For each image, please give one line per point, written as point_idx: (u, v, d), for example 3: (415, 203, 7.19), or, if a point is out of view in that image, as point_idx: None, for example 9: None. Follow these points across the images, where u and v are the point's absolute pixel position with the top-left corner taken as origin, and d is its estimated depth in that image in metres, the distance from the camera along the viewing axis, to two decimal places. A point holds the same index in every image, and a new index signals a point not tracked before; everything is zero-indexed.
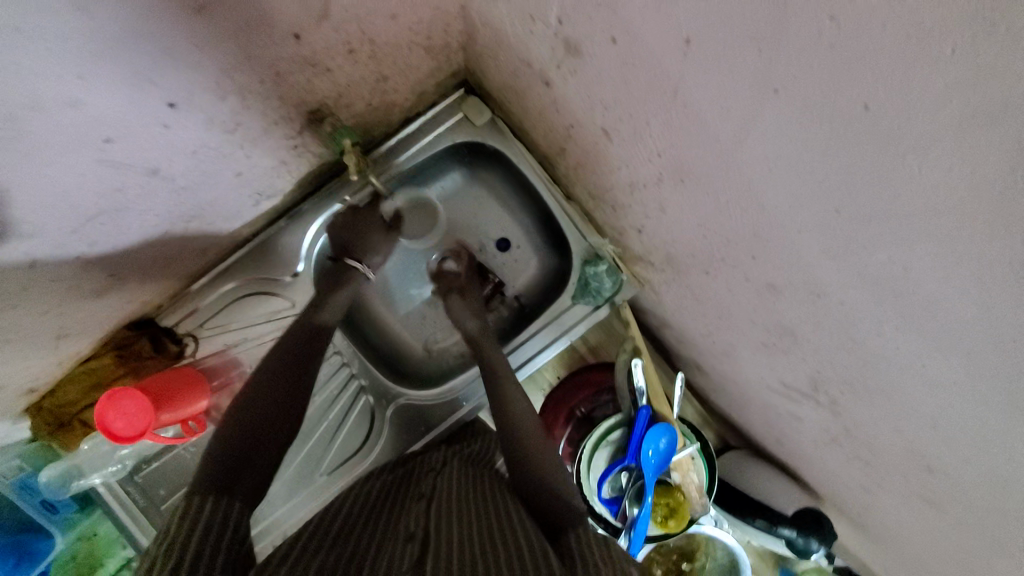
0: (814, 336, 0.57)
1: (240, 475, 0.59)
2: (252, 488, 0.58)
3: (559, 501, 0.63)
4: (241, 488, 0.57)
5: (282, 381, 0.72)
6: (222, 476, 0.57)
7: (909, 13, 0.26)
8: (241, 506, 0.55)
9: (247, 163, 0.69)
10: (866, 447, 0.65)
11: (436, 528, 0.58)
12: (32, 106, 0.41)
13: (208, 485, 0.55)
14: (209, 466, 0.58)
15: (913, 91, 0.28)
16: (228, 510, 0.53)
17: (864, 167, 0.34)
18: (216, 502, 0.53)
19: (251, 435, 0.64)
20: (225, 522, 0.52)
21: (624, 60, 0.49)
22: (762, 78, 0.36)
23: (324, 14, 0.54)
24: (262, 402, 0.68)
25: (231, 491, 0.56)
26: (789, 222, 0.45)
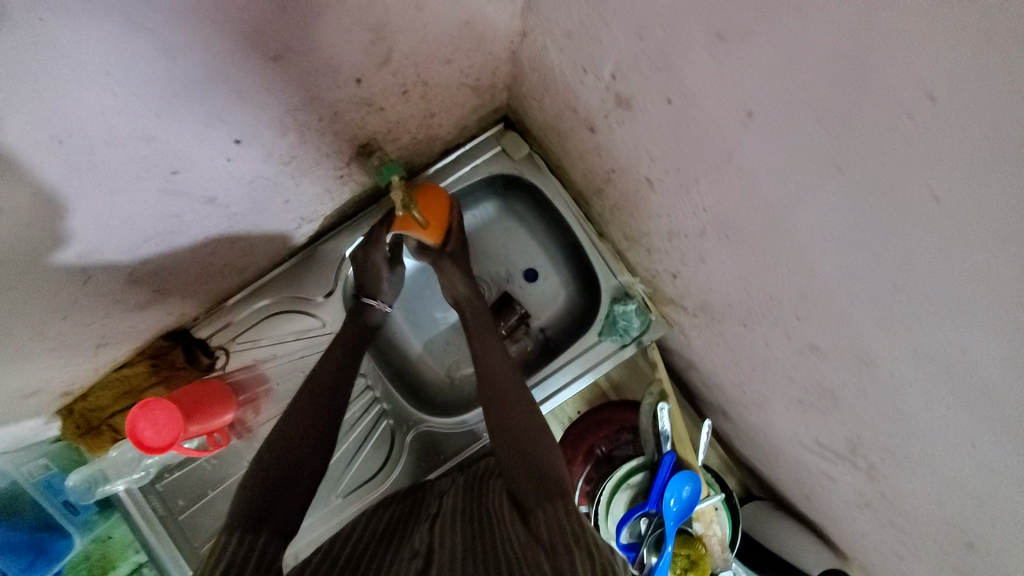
0: (856, 401, 0.55)
1: (272, 510, 0.62)
2: (282, 522, 0.61)
3: (555, 490, 0.60)
4: (271, 522, 0.60)
5: (309, 404, 0.75)
6: (255, 510, 0.61)
7: (986, 118, 0.26)
8: (270, 540, 0.58)
9: (295, 191, 0.71)
10: (901, 512, 0.63)
11: (441, 549, 0.59)
12: (110, 142, 0.42)
13: (240, 519, 0.59)
14: (246, 499, 0.62)
15: (990, 187, 0.28)
16: (256, 544, 0.56)
17: (927, 253, 0.34)
18: (245, 535, 0.57)
19: (277, 464, 0.67)
20: (253, 556, 0.55)
21: (679, 119, 0.50)
22: (827, 156, 0.37)
23: (386, 61, 0.56)
24: (288, 428, 0.71)
25: (261, 525, 0.59)
26: (840, 291, 0.45)
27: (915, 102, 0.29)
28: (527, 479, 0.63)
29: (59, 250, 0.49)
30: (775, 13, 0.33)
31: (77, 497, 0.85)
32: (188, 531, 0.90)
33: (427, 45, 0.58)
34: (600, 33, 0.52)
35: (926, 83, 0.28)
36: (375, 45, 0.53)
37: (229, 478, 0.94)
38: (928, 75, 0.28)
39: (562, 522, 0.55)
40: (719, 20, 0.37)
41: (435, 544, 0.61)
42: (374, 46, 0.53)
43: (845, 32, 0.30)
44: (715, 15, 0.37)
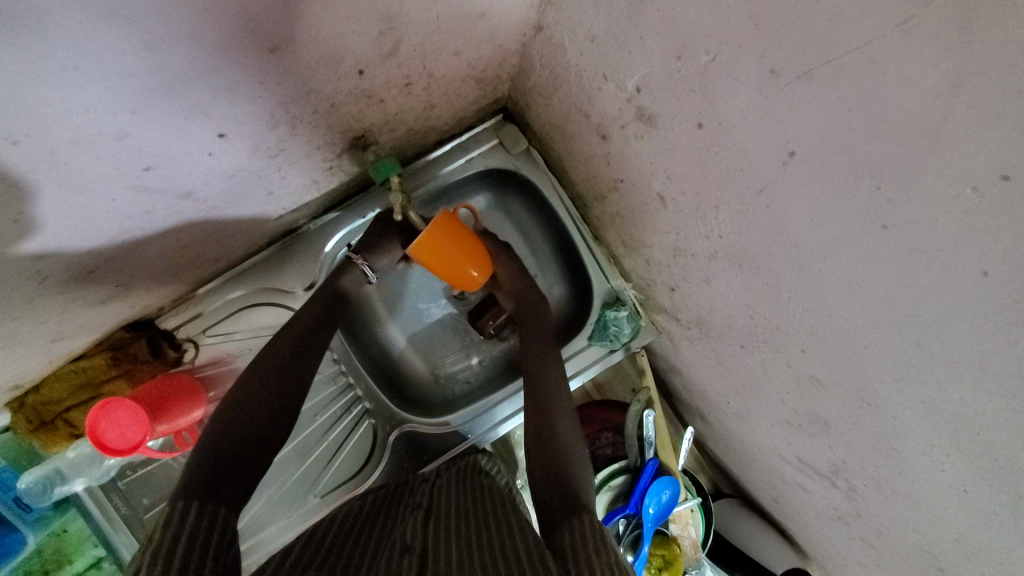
0: (848, 433, 0.55)
1: (231, 478, 0.55)
2: (237, 495, 0.54)
3: (571, 507, 0.58)
4: (230, 493, 0.53)
5: (284, 362, 0.67)
6: (208, 479, 0.53)
7: None
8: (229, 514, 0.51)
9: (280, 182, 0.65)
10: (874, 532, 0.62)
11: (433, 545, 0.56)
12: (74, 139, 0.38)
13: (195, 488, 0.51)
14: (199, 468, 0.54)
15: None
16: (215, 517, 0.50)
17: (964, 319, 0.34)
18: (203, 507, 0.49)
19: (244, 427, 0.60)
20: (216, 528, 0.48)
21: (707, 145, 0.48)
22: (871, 213, 0.36)
23: (392, 52, 0.51)
24: (258, 392, 0.63)
25: (219, 496, 0.52)
26: (856, 335, 0.45)
27: (988, 179, 0.28)
28: (546, 498, 0.61)
29: (20, 243, 0.43)
30: (844, 61, 0.31)
31: (30, 498, 0.79)
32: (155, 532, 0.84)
33: (437, 37, 0.53)
34: (629, 42, 0.49)
35: (999, 166, 0.27)
36: (383, 35, 0.48)
37: None
38: (1009, 156, 0.26)
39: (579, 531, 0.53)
40: (776, 56, 0.36)
41: (427, 542, 0.57)
42: (382, 37, 0.48)
43: (928, 98, 0.28)
44: (771, 50, 0.36)
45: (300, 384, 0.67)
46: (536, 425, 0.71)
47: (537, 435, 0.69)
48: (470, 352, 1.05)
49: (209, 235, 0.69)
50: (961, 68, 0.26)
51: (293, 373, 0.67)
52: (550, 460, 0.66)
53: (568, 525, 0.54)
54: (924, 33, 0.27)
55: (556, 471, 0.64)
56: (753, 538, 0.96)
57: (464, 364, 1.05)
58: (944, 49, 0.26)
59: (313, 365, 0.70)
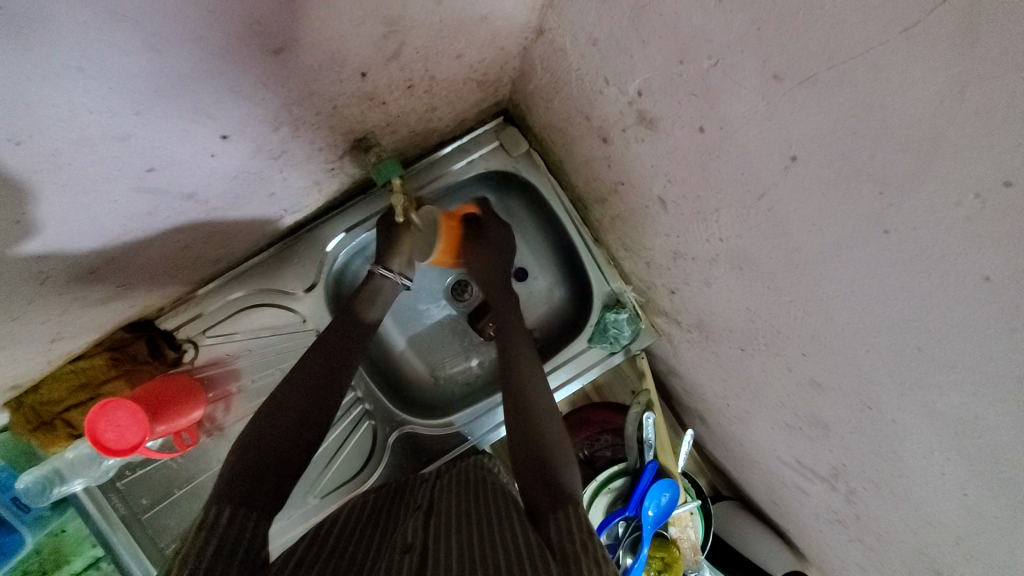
0: (848, 436, 0.56)
1: (263, 478, 0.55)
2: (269, 498, 0.54)
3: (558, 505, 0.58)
4: (264, 496, 0.54)
5: (310, 367, 0.67)
6: (243, 483, 0.54)
7: None
8: (260, 520, 0.51)
9: (281, 184, 0.65)
10: (874, 535, 0.62)
11: (433, 543, 0.56)
12: (77, 140, 0.38)
13: (228, 492, 0.52)
14: (234, 472, 0.55)
15: None
16: (247, 523, 0.50)
17: (966, 323, 0.34)
18: (233, 512, 0.50)
19: (278, 432, 0.60)
20: (245, 533, 0.49)
21: (708, 149, 0.48)
22: (872, 217, 0.36)
23: (394, 55, 0.51)
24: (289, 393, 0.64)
25: (252, 501, 0.52)
26: (857, 340, 0.45)
27: (990, 185, 0.28)
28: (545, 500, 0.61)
29: (22, 243, 0.43)
30: (846, 66, 0.32)
31: (28, 499, 0.79)
32: (154, 533, 0.84)
33: (440, 40, 0.53)
34: (631, 46, 0.49)
35: (1001, 172, 0.27)
36: (386, 38, 0.48)
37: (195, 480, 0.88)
38: (1012, 163, 0.26)
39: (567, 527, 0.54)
40: (779, 61, 0.36)
41: (428, 540, 0.57)
42: (385, 39, 0.48)
43: (931, 104, 0.28)
44: (773, 55, 0.36)
45: (333, 389, 0.67)
46: (517, 422, 0.70)
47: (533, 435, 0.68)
48: (470, 353, 1.05)
49: (210, 236, 0.69)
50: (964, 75, 0.26)
51: (321, 374, 0.68)
52: (540, 459, 0.65)
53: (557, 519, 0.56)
54: (927, 39, 0.27)
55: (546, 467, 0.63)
56: (752, 540, 0.96)
57: (464, 366, 1.05)
58: (947, 55, 0.27)
59: (314, 366, 0.70)
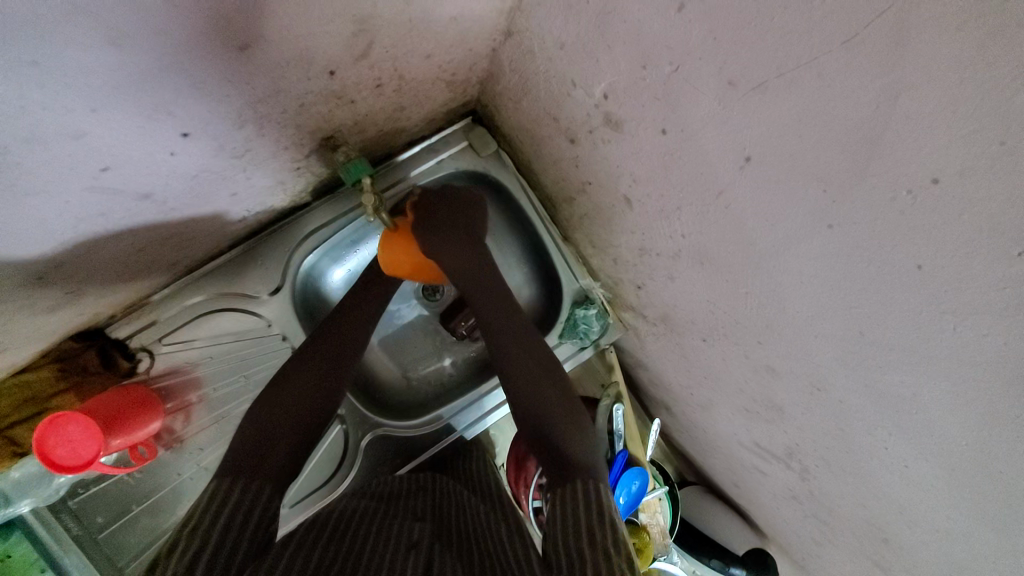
0: (801, 418, 0.60)
1: (272, 452, 0.58)
2: (277, 472, 0.57)
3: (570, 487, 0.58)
4: (274, 471, 0.57)
5: (315, 357, 0.68)
6: (252, 458, 0.57)
7: (965, 205, 0.30)
8: (273, 492, 0.55)
9: (244, 183, 0.64)
10: (826, 508, 0.67)
11: (439, 548, 0.54)
12: (27, 138, 0.36)
13: (241, 467, 0.55)
14: (246, 441, 0.58)
15: (965, 259, 0.32)
16: (256, 497, 0.53)
17: (901, 307, 0.37)
18: (242, 488, 0.53)
19: (290, 410, 0.63)
20: (258, 505, 0.52)
21: (671, 150, 0.51)
22: (818, 214, 0.39)
23: (364, 54, 0.51)
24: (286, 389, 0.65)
25: (262, 473, 0.55)
26: (808, 327, 0.48)
27: (920, 183, 0.31)
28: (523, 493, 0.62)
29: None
30: (794, 75, 0.34)
31: None
32: (112, 552, 0.81)
33: (409, 39, 0.54)
34: (597, 51, 0.51)
35: (929, 169, 0.30)
36: (356, 36, 0.48)
37: (158, 493, 0.85)
38: (940, 162, 0.30)
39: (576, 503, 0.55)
40: (734, 69, 0.38)
41: (435, 541, 0.55)
42: (355, 38, 0.48)
43: (869, 109, 0.32)
44: (728, 63, 0.39)
45: (335, 380, 0.68)
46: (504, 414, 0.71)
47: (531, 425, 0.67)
48: (442, 353, 1.05)
49: (167, 238, 0.66)
50: (894, 84, 0.30)
51: (320, 374, 0.67)
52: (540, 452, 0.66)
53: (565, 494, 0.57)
54: (864, 50, 0.30)
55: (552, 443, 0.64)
56: (716, 522, 1.01)
57: (437, 366, 1.05)
58: (881, 65, 0.30)
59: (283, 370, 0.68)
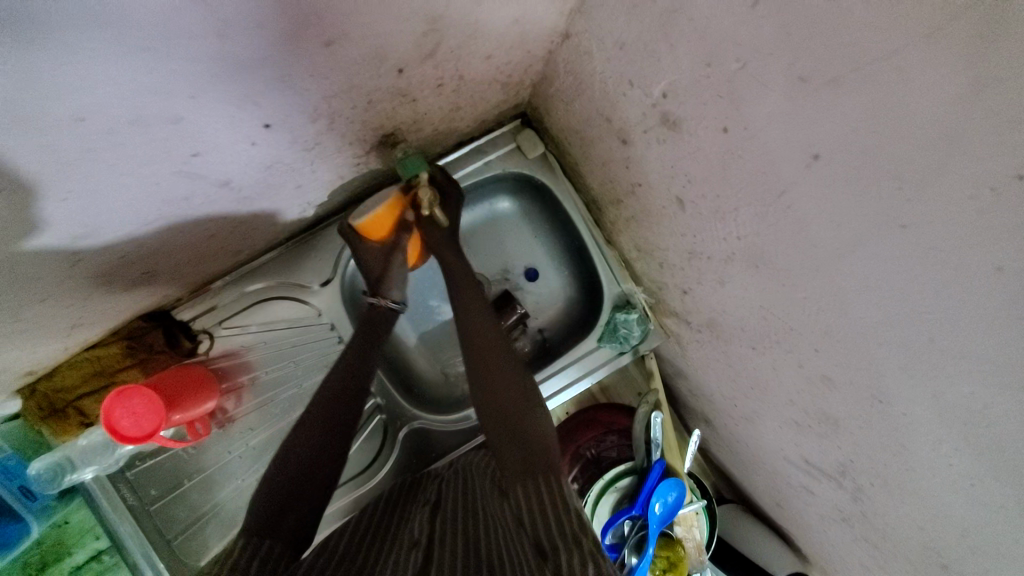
0: (857, 431, 0.57)
1: (285, 513, 0.60)
2: (291, 527, 0.59)
3: (556, 491, 0.56)
4: (287, 527, 0.59)
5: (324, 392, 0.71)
6: (269, 512, 0.59)
7: None
8: (280, 548, 0.56)
9: (309, 176, 0.67)
10: (879, 532, 0.63)
11: (439, 541, 0.58)
12: (134, 121, 0.39)
13: (256, 523, 0.58)
14: (264, 498, 0.61)
15: None
16: (261, 549, 0.55)
17: (979, 313, 0.36)
18: (257, 541, 0.55)
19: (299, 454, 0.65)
20: (259, 558, 0.54)
21: (731, 149, 0.51)
22: (892, 213, 0.38)
23: (431, 53, 0.53)
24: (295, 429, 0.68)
25: (276, 531, 0.58)
26: (872, 333, 0.47)
27: (1005, 178, 0.30)
28: None
29: (28, 235, 0.43)
30: (872, 69, 0.34)
31: (37, 484, 0.77)
32: (162, 525, 0.85)
33: (474, 39, 0.56)
34: (659, 50, 0.52)
35: (1015, 165, 0.29)
36: (425, 36, 0.50)
37: (208, 469, 0.89)
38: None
39: (540, 494, 0.56)
40: (806, 65, 0.38)
41: (435, 538, 0.59)
42: (424, 38, 0.50)
43: (950, 103, 0.31)
44: (801, 58, 0.38)
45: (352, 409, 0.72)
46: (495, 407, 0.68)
47: (514, 416, 0.67)
48: None
49: (236, 226, 0.70)
50: (980, 79, 0.29)
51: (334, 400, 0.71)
52: (521, 448, 0.63)
53: (529, 488, 0.57)
54: (950, 43, 0.29)
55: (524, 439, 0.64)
56: (754, 542, 0.97)
57: None
58: (966, 59, 0.29)
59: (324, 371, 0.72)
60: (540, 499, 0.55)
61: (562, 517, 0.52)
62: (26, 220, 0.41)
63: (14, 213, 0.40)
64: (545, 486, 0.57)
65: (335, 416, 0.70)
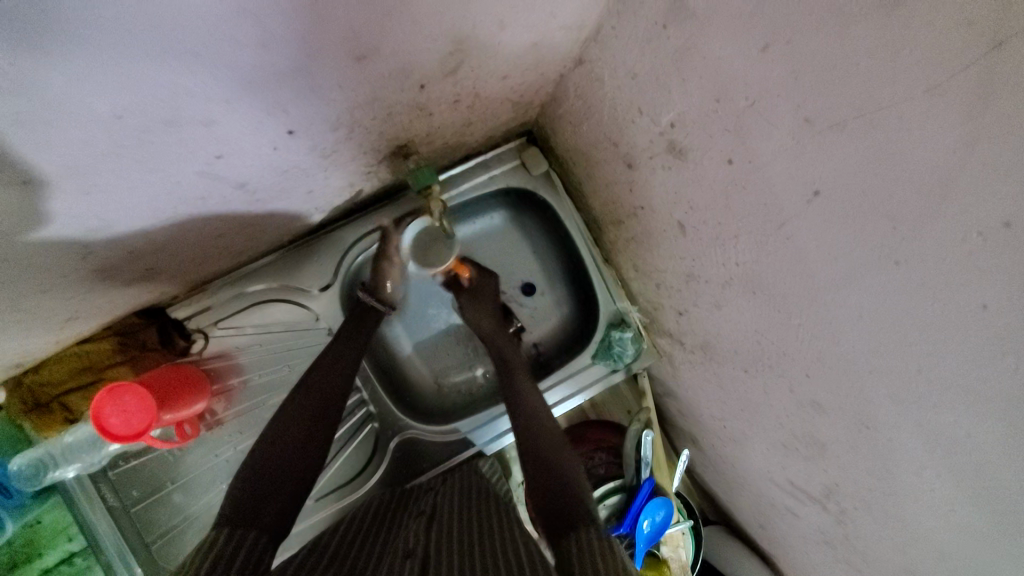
0: (844, 456, 0.59)
1: (265, 506, 0.59)
2: (271, 520, 0.58)
3: (581, 520, 0.58)
4: (268, 519, 0.58)
5: (320, 395, 0.73)
6: (249, 504, 0.59)
7: None
8: (262, 538, 0.55)
9: (321, 182, 0.68)
10: (860, 556, 0.65)
11: (437, 552, 0.57)
12: (167, 121, 0.40)
13: (236, 512, 0.57)
14: (247, 488, 0.60)
15: None
16: (245, 538, 0.54)
17: (966, 347, 0.38)
18: (235, 530, 0.54)
19: (283, 452, 0.66)
20: (241, 546, 0.52)
21: (735, 180, 0.53)
22: (886, 249, 0.41)
23: (452, 72, 0.55)
24: (293, 424, 0.69)
25: (255, 521, 0.57)
26: (862, 361, 0.49)
27: (992, 226, 0.33)
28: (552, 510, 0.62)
29: (39, 226, 0.43)
30: (874, 116, 0.37)
31: (16, 482, 0.76)
32: (142, 527, 0.82)
33: (494, 61, 0.58)
34: (670, 83, 0.55)
35: (1002, 212, 0.32)
36: (449, 56, 0.52)
37: (192, 472, 0.88)
38: (1010, 207, 0.31)
39: (580, 542, 0.54)
40: (812, 107, 0.41)
41: (432, 548, 0.58)
42: (449, 57, 0.52)
43: (942, 153, 0.34)
44: (808, 101, 0.41)
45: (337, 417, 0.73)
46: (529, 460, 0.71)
47: (536, 476, 0.68)
48: (473, 363, 1.06)
49: (244, 227, 0.70)
50: (972, 132, 0.32)
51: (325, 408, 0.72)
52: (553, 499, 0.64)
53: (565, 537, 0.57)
54: (946, 97, 0.32)
55: (540, 484, 0.67)
56: (737, 564, 0.98)
57: (468, 376, 1.06)
58: (959, 115, 0.32)
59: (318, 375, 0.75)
60: (579, 548, 0.53)
61: (589, 544, 0.53)
62: (46, 209, 0.42)
63: (32, 202, 0.40)
64: (583, 534, 0.56)
65: (318, 420, 0.71)
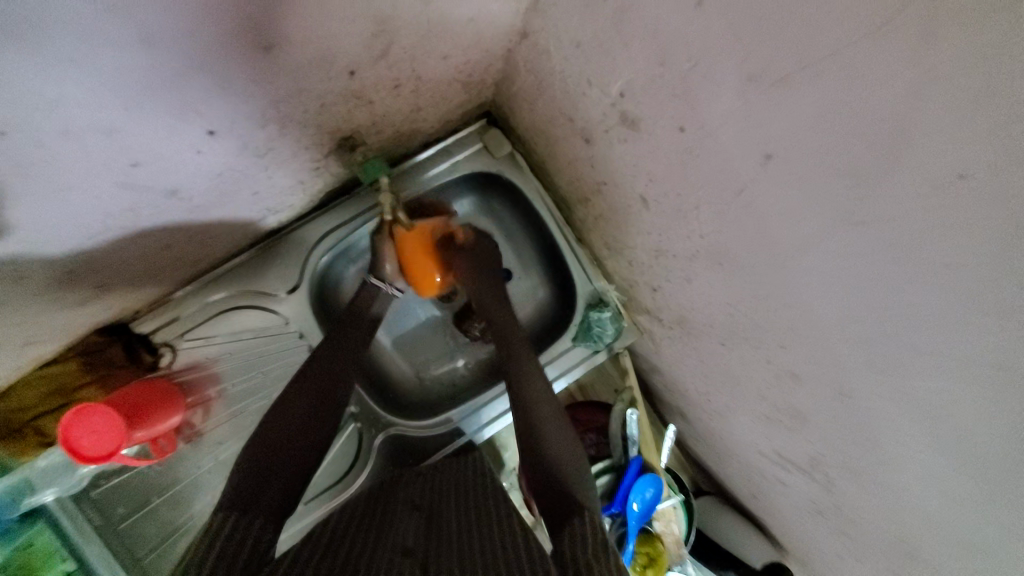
0: (824, 424, 0.58)
1: (264, 490, 0.57)
2: (272, 504, 0.56)
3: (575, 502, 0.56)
4: (269, 502, 0.56)
5: (316, 382, 0.70)
6: (248, 490, 0.56)
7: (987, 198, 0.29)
8: (264, 525, 0.53)
9: (267, 182, 0.65)
10: (849, 521, 0.64)
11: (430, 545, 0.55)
12: (64, 131, 0.38)
13: (231, 500, 0.54)
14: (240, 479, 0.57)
15: (983, 250, 0.30)
16: (250, 529, 0.51)
17: (929, 306, 0.36)
18: (235, 517, 0.52)
19: (275, 441, 0.62)
20: (248, 537, 0.50)
21: (689, 148, 0.51)
22: (842, 212, 0.38)
23: (383, 54, 0.52)
24: (282, 415, 0.66)
25: (256, 508, 0.54)
26: (829, 328, 0.47)
27: (947, 178, 0.30)
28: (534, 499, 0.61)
29: None
30: (818, 68, 0.34)
31: None
32: (130, 544, 0.77)
33: (428, 40, 0.55)
34: (614, 49, 0.52)
35: (955, 165, 0.29)
36: (375, 36, 0.49)
37: (177, 486, 0.85)
38: (960, 158, 0.29)
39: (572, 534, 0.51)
40: (754, 64, 0.38)
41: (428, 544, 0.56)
42: (375, 38, 0.49)
43: (887, 105, 0.31)
44: (749, 58, 0.38)
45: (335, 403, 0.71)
46: None
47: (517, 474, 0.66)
48: (455, 354, 1.06)
49: (191, 236, 0.67)
50: (914, 81, 0.29)
51: (322, 392, 0.70)
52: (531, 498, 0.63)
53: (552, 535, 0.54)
54: (884, 44, 0.29)
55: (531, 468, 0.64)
56: (734, 535, 0.97)
57: (449, 366, 1.06)
58: (899, 61, 0.29)
59: (313, 362, 0.73)
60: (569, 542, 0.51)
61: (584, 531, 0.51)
62: None
63: None
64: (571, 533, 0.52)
65: (308, 407, 0.67)
